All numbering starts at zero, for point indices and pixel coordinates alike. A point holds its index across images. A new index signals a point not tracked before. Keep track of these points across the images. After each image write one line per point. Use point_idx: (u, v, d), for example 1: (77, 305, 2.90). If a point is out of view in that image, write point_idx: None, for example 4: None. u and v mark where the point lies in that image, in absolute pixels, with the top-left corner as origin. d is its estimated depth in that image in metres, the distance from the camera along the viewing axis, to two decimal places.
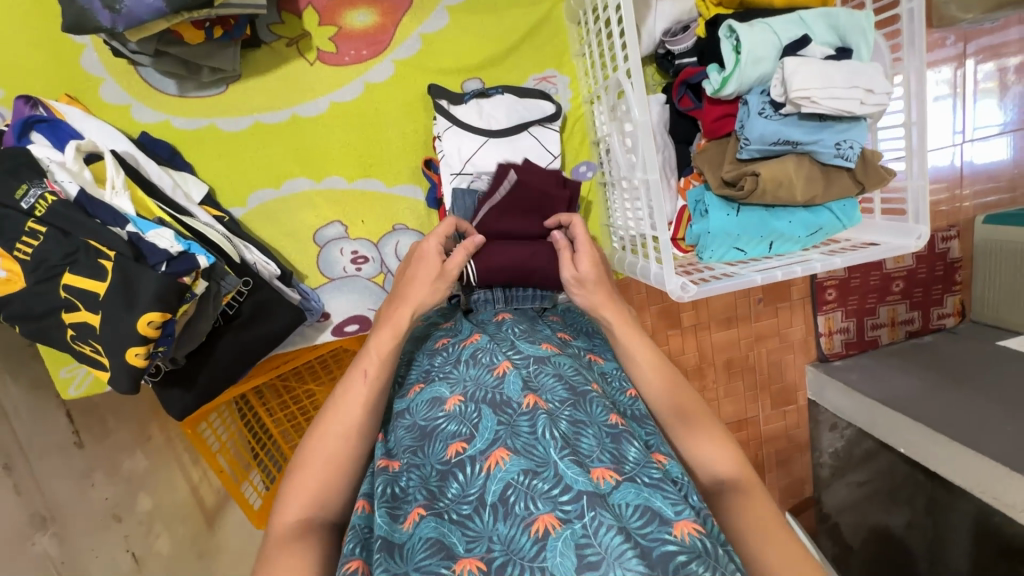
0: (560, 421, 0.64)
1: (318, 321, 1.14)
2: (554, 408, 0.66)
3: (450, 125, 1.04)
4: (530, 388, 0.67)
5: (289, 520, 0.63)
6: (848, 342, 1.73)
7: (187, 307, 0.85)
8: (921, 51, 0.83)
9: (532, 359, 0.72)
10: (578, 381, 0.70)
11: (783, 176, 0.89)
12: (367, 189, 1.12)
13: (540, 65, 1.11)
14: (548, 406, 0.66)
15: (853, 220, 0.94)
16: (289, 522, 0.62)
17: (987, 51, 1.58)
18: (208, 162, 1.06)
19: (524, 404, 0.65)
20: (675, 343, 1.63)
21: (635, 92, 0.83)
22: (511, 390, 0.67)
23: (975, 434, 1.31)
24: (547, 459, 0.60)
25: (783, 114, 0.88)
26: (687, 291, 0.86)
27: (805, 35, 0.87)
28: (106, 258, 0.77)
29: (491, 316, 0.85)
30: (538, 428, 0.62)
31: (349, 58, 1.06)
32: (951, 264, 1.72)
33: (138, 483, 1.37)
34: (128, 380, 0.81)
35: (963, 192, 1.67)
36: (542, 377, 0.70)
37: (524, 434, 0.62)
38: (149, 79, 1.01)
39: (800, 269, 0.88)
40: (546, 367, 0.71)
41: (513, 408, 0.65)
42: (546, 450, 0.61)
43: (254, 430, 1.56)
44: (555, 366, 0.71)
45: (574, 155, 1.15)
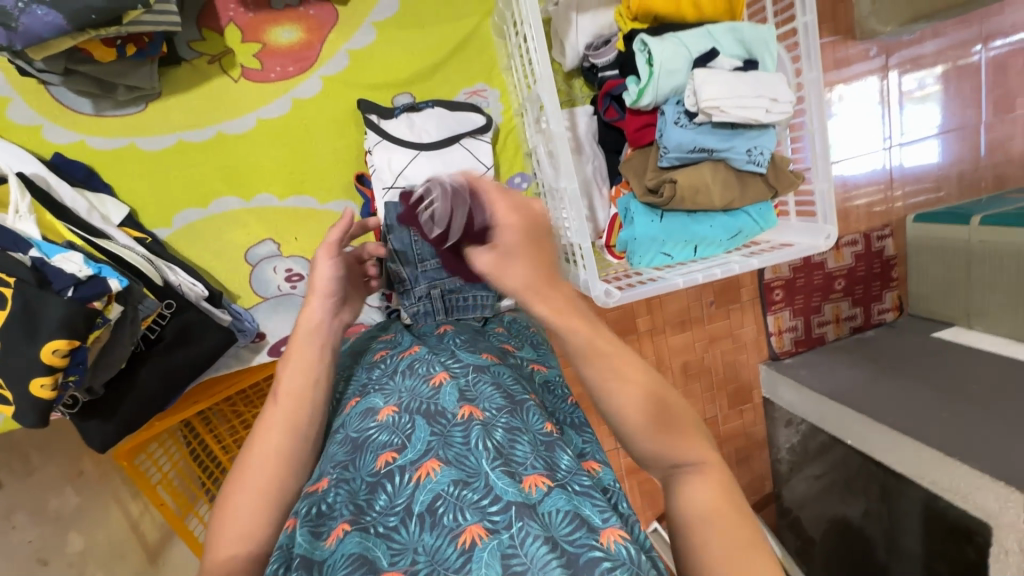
0: (496, 431, 0.64)
1: (251, 342, 1.11)
2: (490, 417, 0.65)
3: (379, 139, 1.04)
4: (467, 398, 0.67)
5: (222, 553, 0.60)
6: (796, 339, 1.80)
7: (100, 332, 0.82)
8: (818, 62, 0.88)
9: (471, 368, 0.72)
10: (516, 390, 0.70)
11: (700, 182, 0.93)
12: (298, 207, 1.10)
13: (470, 79, 1.13)
14: (484, 415, 0.65)
15: (770, 222, 0.99)
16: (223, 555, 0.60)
17: (907, 63, 1.69)
18: (128, 182, 1.03)
19: (459, 415, 0.65)
20: (632, 348, 1.65)
21: (551, 104, 0.85)
22: (447, 400, 0.67)
23: (909, 423, 1.37)
24: (478, 469, 0.59)
25: (697, 122, 0.92)
26: (611, 296, 0.88)
27: (712, 49, 0.91)
28: (5, 285, 0.74)
29: (434, 328, 0.86)
30: (471, 438, 0.62)
31: (275, 74, 1.04)
32: (887, 262, 1.81)
33: (65, 523, 1.31)
34: (34, 414, 0.77)
35: (894, 193, 1.77)
36: (480, 386, 0.70)
37: (456, 445, 0.62)
38: (60, 98, 0.98)
39: (721, 271, 0.91)
40: (484, 376, 0.71)
41: (447, 418, 0.65)
42: (478, 460, 0.60)
43: (200, 459, 1.49)
44: (495, 375, 0.72)
45: (508, 166, 1.16)
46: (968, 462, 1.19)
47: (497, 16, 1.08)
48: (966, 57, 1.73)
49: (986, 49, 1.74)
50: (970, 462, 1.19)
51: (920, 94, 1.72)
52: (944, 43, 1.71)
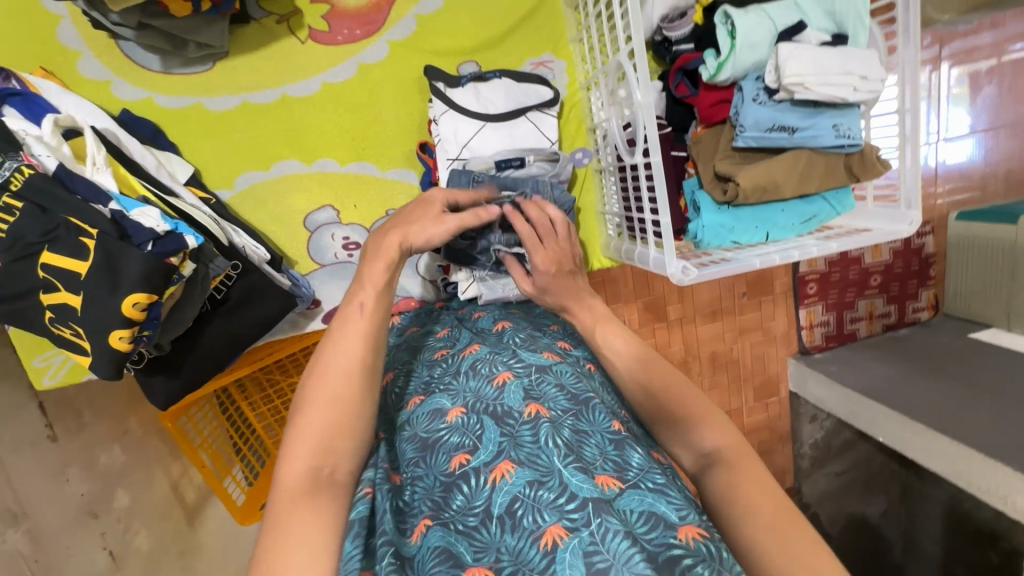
0: (564, 429, 0.60)
1: (307, 308, 1.11)
2: (557, 416, 0.62)
3: (446, 108, 1.02)
4: (532, 398, 0.64)
5: (299, 470, 0.56)
6: (828, 335, 1.76)
7: (173, 290, 0.81)
8: (917, 40, 0.84)
9: (534, 368, 0.68)
10: (580, 389, 0.66)
11: (768, 180, 0.89)
12: (359, 173, 1.09)
13: (536, 50, 1.10)
14: (551, 414, 0.62)
15: (847, 206, 0.94)
16: (298, 473, 0.56)
17: (960, 55, 1.62)
18: (194, 143, 1.02)
19: (526, 414, 0.62)
20: (662, 336, 1.64)
21: (637, 75, 0.83)
22: (512, 400, 0.63)
23: (955, 422, 1.34)
24: (552, 467, 0.56)
25: (777, 100, 0.88)
26: (688, 274, 0.85)
27: (801, 21, 0.87)
28: (88, 235, 0.73)
29: (491, 324, 0.82)
30: (541, 437, 0.59)
31: (342, 37, 1.03)
32: (925, 260, 1.76)
33: (114, 479, 1.32)
34: (111, 366, 0.77)
35: (935, 190, 1.71)
36: (544, 386, 0.66)
37: (526, 445, 0.59)
38: (131, 54, 0.97)
39: (797, 254, 0.88)
40: (548, 377, 0.67)
41: (515, 418, 0.61)
42: (550, 458, 0.57)
43: (236, 424, 1.51)
44: (557, 375, 0.68)
45: (569, 142, 1.14)
46: (1012, 464, 1.17)
47: None
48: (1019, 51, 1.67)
49: None
50: (1014, 464, 1.17)
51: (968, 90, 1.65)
52: (1000, 36, 1.64)
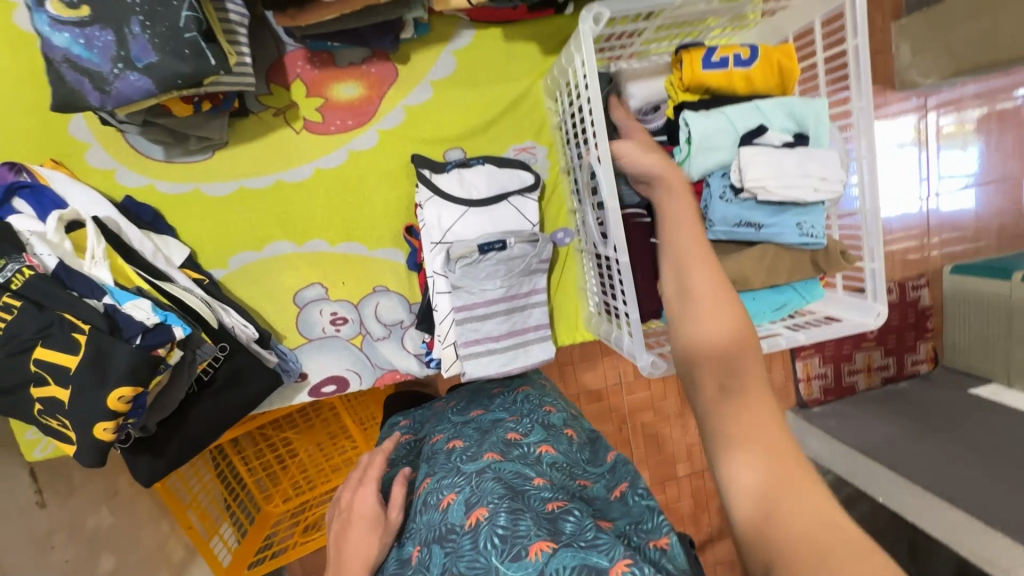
0: (500, 518, 0.61)
1: (295, 381, 1.14)
2: (492, 509, 0.62)
3: (431, 194, 1.07)
4: (473, 504, 0.65)
5: None
6: (826, 388, 1.78)
7: (160, 377, 0.84)
8: (871, 143, 0.87)
9: (473, 475, 0.69)
10: (517, 480, 0.67)
11: (737, 274, 0.92)
12: (348, 253, 1.14)
13: (519, 136, 1.16)
14: (488, 509, 0.63)
15: (816, 296, 0.97)
16: None
17: (948, 104, 1.67)
18: (191, 226, 1.08)
19: (467, 524, 0.63)
20: (657, 388, 1.65)
21: (604, 176, 0.88)
22: (456, 515, 0.65)
23: (946, 485, 1.32)
24: (488, 564, 0.58)
25: (742, 198, 0.92)
26: (657, 367, 0.88)
27: (761, 124, 0.93)
28: (81, 332, 0.77)
29: (444, 446, 0.81)
30: (478, 541, 0.60)
31: (335, 126, 1.09)
32: (922, 312, 1.78)
33: (100, 543, 1.32)
34: (95, 454, 0.80)
35: (931, 241, 1.74)
36: (482, 487, 0.66)
37: (466, 553, 0.60)
38: (135, 144, 1.03)
39: (766, 346, 0.91)
40: (485, 475, 0.68)
41: (458, 531, 0.63)
42: (487, 558, 0.58)
43: (227, 481, 1.52)
44: (495, 471, 0.69)
45: (552, 222, 1.20)
46: (1011, 535, 1.13)
47: (549, 80, 1.11)
48: (1006, 100, 1.71)
49: None
50: (1013, 535, 1.13)
51: (956, 128, 1.69)
52: (985, 88, 1.69)
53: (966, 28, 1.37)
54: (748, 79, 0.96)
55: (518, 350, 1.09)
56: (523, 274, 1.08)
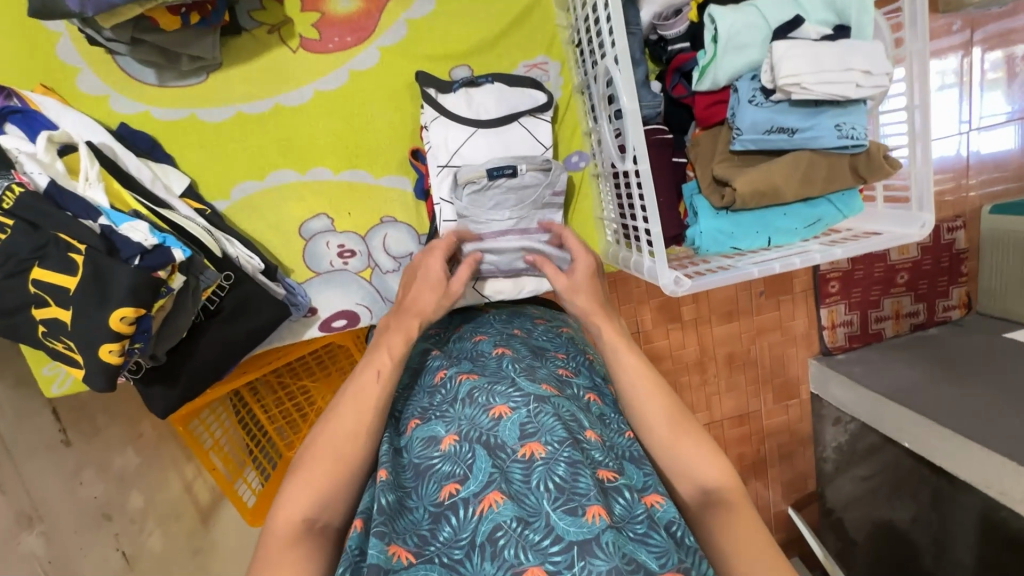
0: (559, 466, 0.56)
1: (304, 316, 1.11)
2: (552, 451, 0.58)
3: (437, 115, 1.00)
4: (528, 434, 0.60)
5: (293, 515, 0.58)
6: (851, 335, 1.68)
7: (163, 302, 0.82)
8: (925, 31, 0.79)
9: (532, 398, 0.64)
10: (575, 424, 0.62)
11: (767, 185, 0.85)
12: (353, 180, 1.09)
13: (530, 52, 1.08)
14: (546, 450, 0.58)
15: (854, 209, 0.90)
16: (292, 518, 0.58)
17: (994, 39, 1.53)
18: (191, 154, 1.03)
19: (519, 452, 0.59)
20: (676, 337, 1.60)
21: (622, 78, 0.80)
22: (507, 434, 0.61)
23: (974, 427, 1.27)
24: (539, 509, 0.54)
25: (774, 101, 0.84)
26: (681, 285, 0.82)
27: (797, 16, 0.83)
28: (77, 251, 0.74)
29: (490, 349, 0.78)
30: (533, 477, 0.57)
31: (333, 44, 1.02)
32: (957, 255, 1.66)
33: (128, 481, 1.35)
34: (104, 377, 0.78)
35: (968, 182, 1.61)
36: (541, 418, 0.62)
37: (517, 482, 0.57)
38: (127, 68, 0.99)
39: (800, 261, 0.85)
40: (546, 407, 0.62)
41: (507, 453, 0.59)
42: (538, 500, 0.55)
43: (248, 427, 1.54)
44: (556, 405, 0.63)
45: (566, 146, 1.12)
46: None
47: None
48: None
49: None
50: None
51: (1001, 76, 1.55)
52: None
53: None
54: None
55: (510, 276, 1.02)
56: (534, 206, 1.01)
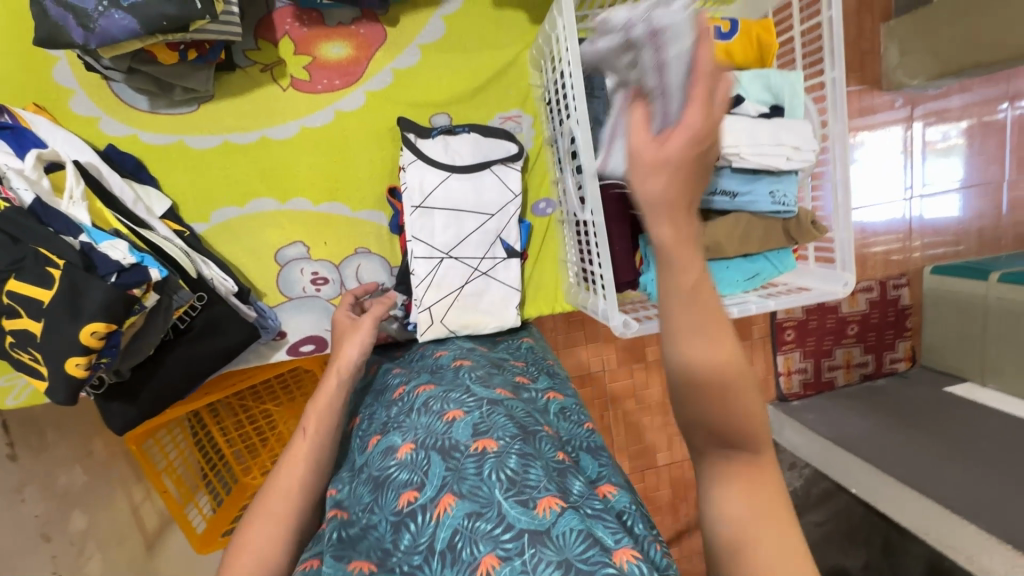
0: (509, 460, 0.64)
1: (273, 339, 1.14)
2: (503, 446, 0.66)
3: (415, 158, 1.07)
4: (480, 432, 0.69)
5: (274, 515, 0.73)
6: (806, 382, 1.78)
7: (135, 319, 0.84)
8: (844, 114, 0.90)
9: (485, 401, 0.74)
10: (527, 421, 0.72)
11: (710, 241, 0.94)
12: (331, 212, 1.14)
13: (504, 105, 1.17)
14: (498, 445, 0.67)
15: (788, 266, 1.00)
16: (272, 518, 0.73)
17: (932, 115, 1.68)
18: (173, 177, 1.08)
19: (472, 448, 0.67)
20: (640, 376, 1.66)
21: (584, 137, 0.88)
22: (461, 434, 0.69)
23: (918, 477, 1.36)
24: (491, 499, 0.61)
25: (717, 167, 0.94)
26: (630, 328, 0.89)
27: (739, 94, 0.95)
28: (54, 266, 0.77)
29: (449, 364, 0.91)
30: (484, 470, 0.64)
31: (321, 86, 1.10)
32: (902, 311, 1.79)
33: (72, 501, 1.30)
34: (66, 391, 0.80)
35: (913, 243, 1.75)
36: (492, 418, 0.71)
37: (469, 477, 0.64)
38: (120, 94, 1.03)
39: (737, 311, 0.93)
40: (497, 408, 0.72)
41: (461, 452, 0.67)
42: (490, 490, 0.62)
43: (204, 450, 1.52)
44: (507, 407, 0.73)
45: (533, 192, 1.21)
46: (978, 523, 1.18)
47: (534, 50, 1.13)
48: (991, 114, 1.73)
49: (1012, 108, 1.74)
50: (980, 524, 1.18)
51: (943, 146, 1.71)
52: (970, 99, 1.70)
53: (949, 32, 1.42)
54: (728, 50, 0.97)
55: (451, 300, 1.07)
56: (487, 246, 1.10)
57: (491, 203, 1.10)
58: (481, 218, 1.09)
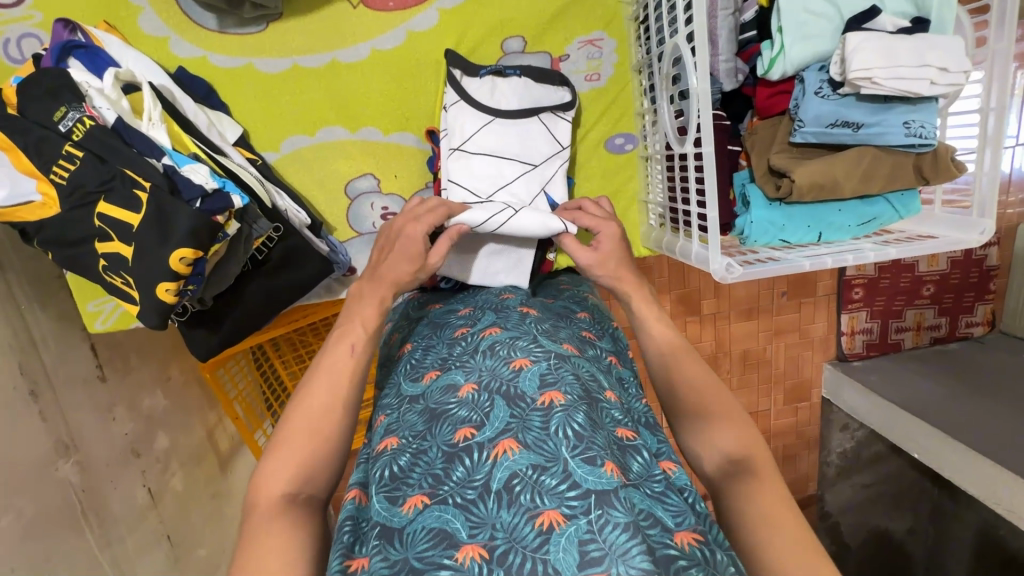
0: (577, 415, 0.58)
1: (342, 275, 1.13)
2: (571, 402, 0.60)
3: (458, 99, 1.00)
4: (547, 384, 0.63)
5: (274, 493, 0.59)
6: (870, 343, 1.65)
7: (219, 246, 0.83)
8: (1011, 29, 0.79)
9: (553, 355, 0.68)
10: (593, 385, 0.65)
11: (826, 179, 0.84)
12: (401, 143, 1.09)
13: (587, 28, 1.06)
14: (566, 400, 0.61)
15: (911, 211, 0.90)
16: (273, 495, 0.59)
17: None
18: (244, 103, 1.04)
19: (538, 401, 0.61)
20: (693, 330, 1.60)
21: (701, 55, 0.78)
22: (527, 385, 0.63)
23: (993, 444, 1.26)
24: (557, 455, 0.56)
25: (841, 94, 0.82)
26: (732, 272, 0.83)
27: (874, 6, 0.81)
28: (142, 188, 0.76)
29: (515, 306, 0.83)
30: (551, 424, 0.58)
31: (393, 3, 1.01)
32: (987, 272, 1.58)
33: (156, 422, 1.35)
34: (157, 315, 0.80)
35: (1008, 199, 1.51)
36: (561, 372, 0.65)
37: (535, 429, 0.58)
38: (189, 12, 0.98)
39: (851, 258, 0.84)
40: (567, 365, 0.66)
41: (526, 403, 0.61)
42: (556, 446, 0.56)
43: (269, 381, 1.56)
44: (575, 366, 0.67)
45: (614, 124, 1.11)
46: None
47: None
48: None
49: None
50: None
51: None
52: None
53: None
54: None
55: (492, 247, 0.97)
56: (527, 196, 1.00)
57: (536, 153, 1.01)
58: (525, 168, 1.00)
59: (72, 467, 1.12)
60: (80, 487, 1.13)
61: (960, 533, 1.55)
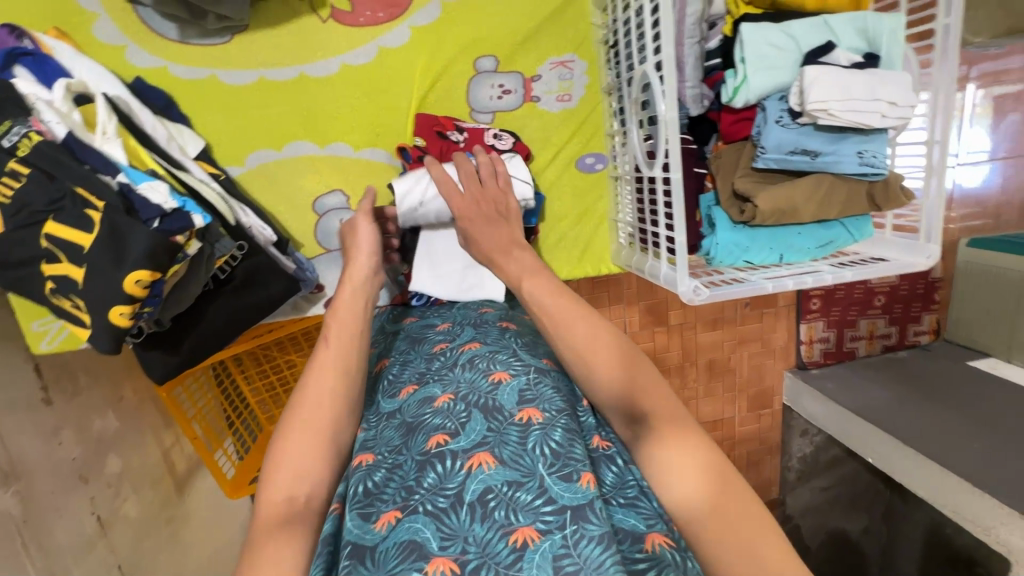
0: (555, 432, 0.59)
1: (310, 292, 1.10)
2: (550, 418, 0.60)
3: None
4: (526, 399, 0.63)
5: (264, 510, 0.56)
6: (826, 351, 1.72)
7: (177, 267, 0.80)
8: (953, 66, 0.84)
9: (533, 369, 0.68)
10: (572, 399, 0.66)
11: (786, 205, 0.88)
12: (372, 159, 1.07)
13: (559, 49, 1.08)
14: (544, 417, 0.61)
15: (864, 235, 0.95)
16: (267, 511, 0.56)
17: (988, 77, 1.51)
18: (208, 117, 1.00)
19: (517, 415, 0.61)
20: (661, 340, 1.62)
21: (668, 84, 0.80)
22: (505, 399, 0.63)
23: (941, 449, 1.33)
24: (533, 470, 0.56)
25: (800, 123, 0.86)
26: (699, 294, 0.85)
27: (829, 41, 0.85)
28: (94, 208, 0.72)
29: (495, 321, 0.83)
30: (528, 439, 0.58)
31: (364, 19, 1.00)
32: (931, 283, 1.67)
33: (106, 445, 1.28)
34: (111, 339, 0.76)
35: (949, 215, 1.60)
36: (540, 387, 0.65)
37: (512, 443, 0.58)
38: (148, 20, 0.95)
39: (811, 280, 0.88)
40: (546, 379, 0.66)
41: (504, 416, 0.61)
42: (533, 461, 0.56)
43: (231, 398, 1.49)
44: (554, 380, 0.67)
45: (585, 143, 1.13)
46: (999, 497, 1.16)
47: None
48: None
49: None
50: (1001, 497, 1.15)
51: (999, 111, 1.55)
52: None
53: None
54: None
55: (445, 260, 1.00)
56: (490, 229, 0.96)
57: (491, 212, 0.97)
58: None
59: (12, 497, 1.04)
60: (21, 519, 1.06)
61: (910, 532, 1.63)
